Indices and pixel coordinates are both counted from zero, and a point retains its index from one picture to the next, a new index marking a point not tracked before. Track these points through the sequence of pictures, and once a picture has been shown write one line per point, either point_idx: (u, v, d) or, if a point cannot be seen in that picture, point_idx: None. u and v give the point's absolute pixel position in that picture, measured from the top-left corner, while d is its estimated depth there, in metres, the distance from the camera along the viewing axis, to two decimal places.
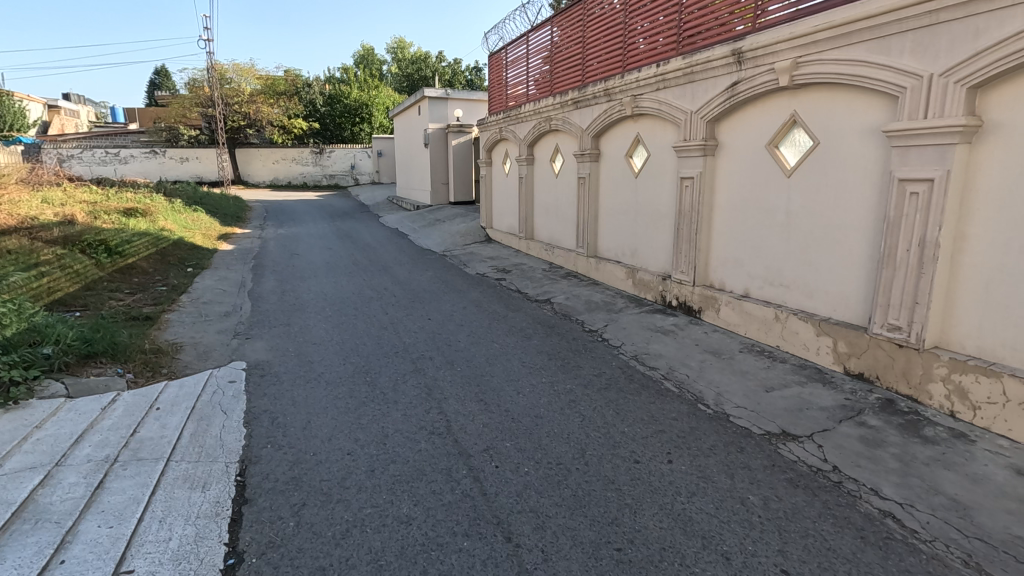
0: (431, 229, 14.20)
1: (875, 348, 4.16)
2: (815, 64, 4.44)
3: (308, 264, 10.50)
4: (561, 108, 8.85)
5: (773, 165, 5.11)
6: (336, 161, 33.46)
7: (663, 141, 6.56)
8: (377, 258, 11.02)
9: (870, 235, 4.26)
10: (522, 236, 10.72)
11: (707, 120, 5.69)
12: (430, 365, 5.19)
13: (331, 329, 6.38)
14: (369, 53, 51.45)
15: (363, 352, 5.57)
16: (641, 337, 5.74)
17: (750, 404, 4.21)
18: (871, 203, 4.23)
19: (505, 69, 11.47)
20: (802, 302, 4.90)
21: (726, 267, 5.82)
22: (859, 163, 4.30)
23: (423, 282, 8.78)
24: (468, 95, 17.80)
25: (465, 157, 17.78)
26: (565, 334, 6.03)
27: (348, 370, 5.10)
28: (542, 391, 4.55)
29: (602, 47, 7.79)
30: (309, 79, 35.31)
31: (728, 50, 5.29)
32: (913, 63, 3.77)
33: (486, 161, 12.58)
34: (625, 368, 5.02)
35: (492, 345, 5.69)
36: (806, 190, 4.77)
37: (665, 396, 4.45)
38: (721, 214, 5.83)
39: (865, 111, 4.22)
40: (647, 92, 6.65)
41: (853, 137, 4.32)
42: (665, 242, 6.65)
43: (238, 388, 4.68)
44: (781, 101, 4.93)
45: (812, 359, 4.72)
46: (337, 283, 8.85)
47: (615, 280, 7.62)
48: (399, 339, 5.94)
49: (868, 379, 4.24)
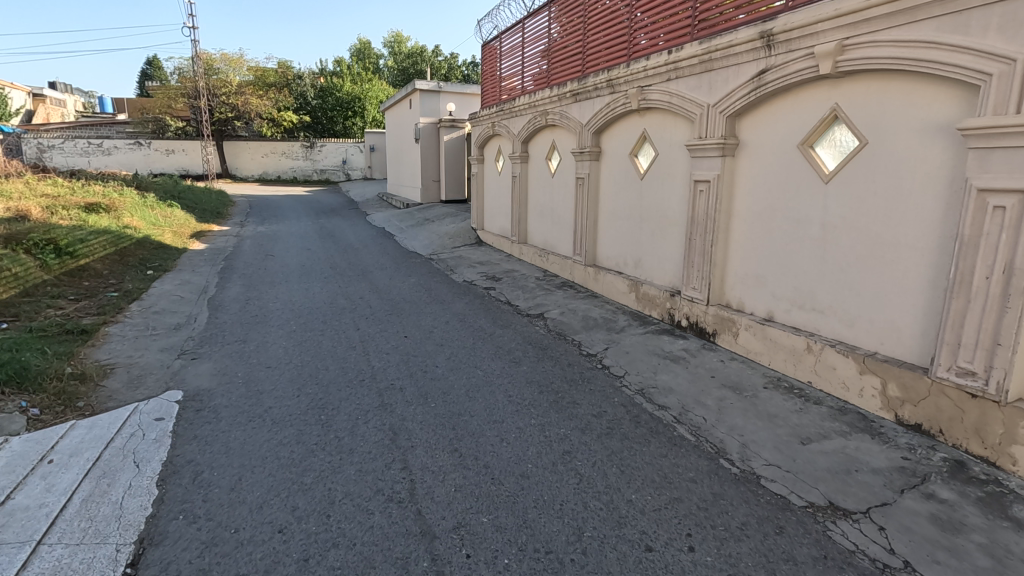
0: (419, 229, 13.37)
1: (937, 396, 3.40)
2: (867, 47, 3.66)
3: (282, 268, 9.67)
4: (558, 101, 8.04)
5: (807, 169, 4.33)
6: (327, 155, 32.47)
7: (673, 139, 5.77)
8: (357, 262, 10.19)
9: (932, 257, 3.49)
10: (515, 240, 9.94)
11: (726, 115, 4.91)
12: (399, 399, 4.38)
13: (292, 348, 5.56)
14: (365, 47, 50.44)
15: (323, 380, 4.76)
16: (647, 365, 4.96)
17: (783, 461, 3.44)
18: (935, 216, 3.46)
19: (499, 59, 10.64)
20: (840, 332, 4.13)
21: (745, 284, 5.03)
22: (919, 168, 3.53)
23: (404, 291, 7.97)
24: (461, 88, 17.01)
25: (458, 153, 16.83)
26: (559, 358, 5.25)
27: (301, 404, 4.29)
28: (531, 438, 3.76)
29: (605, 34, 6.98)
30: (300, 71, 34.32)
31: (755, 32, 4.50)
32: (1001, 44, 3.00)
33: (477, 158, 11.76)
34: (629, 407, 4.25)
35: (475, 373, 4.89)
36: (848, 199, 4.00)
37: (678, 448, 3.67)
38: (740, 224, 5.05)
39: (929, 104, 3.45)
40: (656, 83, 5.84)
41: (912, 136, 3.55)
42: (674, 253, 5.87)
43: (163, 429, 3.88)
44: (818, 92, 4.16)
45: (853, 403, 3.95)
46: (309, 290, 8.02)
47: (617, 293, 6.83)
48: (367, 364, 5.13)
49: (928, 432, 3.48)
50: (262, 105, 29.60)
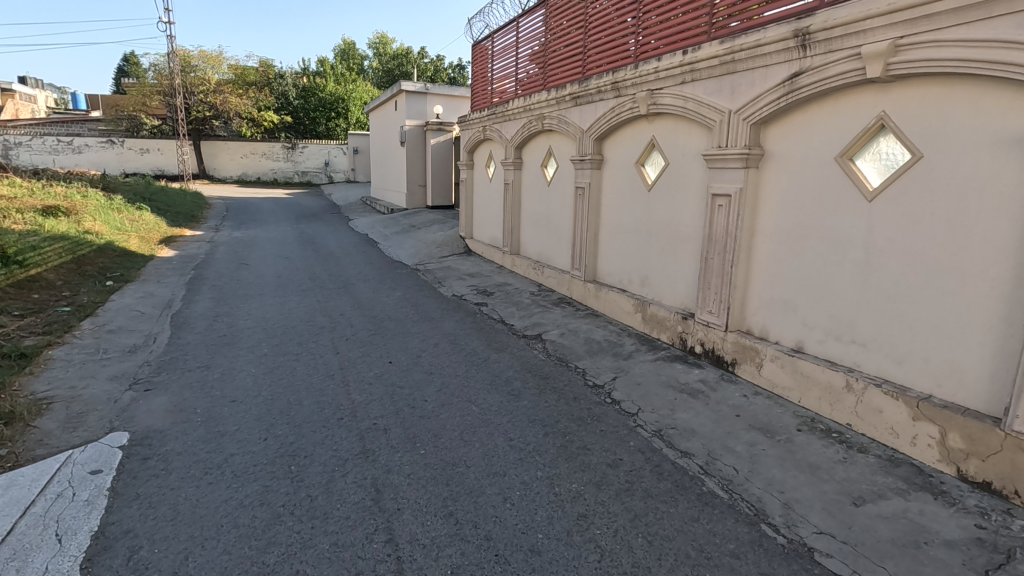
0: (404, 237, 12.75)
1: (1013, 452, 2.94)
2: (926, 47, 3.20)
3: (257, 278, 8.97)
4: (556, 105, 7.51)
5: (846, 184, 3.85)
6: (309, 156, 31.58)
7: (687, 148, 5.28)
8: (338, 272, 9.54)
9: (1006, 289, 3.02)
10: (507, 250, 9.40)
11: (751, 122, 4.42)
12: (382, 444, 3.79)
13: (261, 377, 4.93)
14: (350, 47, 49.60)
15: (295, 418, 4.16)
16: (662, 400, 4.44)
17: (838, 527, 2.93)
18: (1010, 243, 3.00)
19: (490, 60, 10.09)
20: (887, 369, 3.65)
21: (770, 310, 4.55)
22: (990, 187, 3.06)
23: (389, 307, 7.35)
24: (449, 90, 16.45)
25: (445, 157, 16.26)
26: (563, 390, 4.69)
27: (268, 451, 3.67)
28: (539, 498, 3.19)
29: (609, 33, 6.47)
30: (282, 69, 33.38)
31: (789, 30, 4.01)
32: None
33: (466, 164, 11.19)
34: (647, 454, 3.71)
35: (470, 409, 4.32)
36: (897, 220, 3.53)
37: (712, 508, 3.14)
38: (765, 242, 4.56)
39: (1002, 113, 2.99)
40: (668, 86, 5.35)
41: (982, 149, 3.08)
42: (687, 272, 5.38)
43: (99, 486, 3.24)
44: (863, 98, 3.69)
45: (904, 452, 3.47)
46: (284, 306, 7.36)
47: (620, 312, 6.33)
48: (347, 397, 4.52)
49: (1001, 493, 3.01)
50: (242, 105, 28.66)
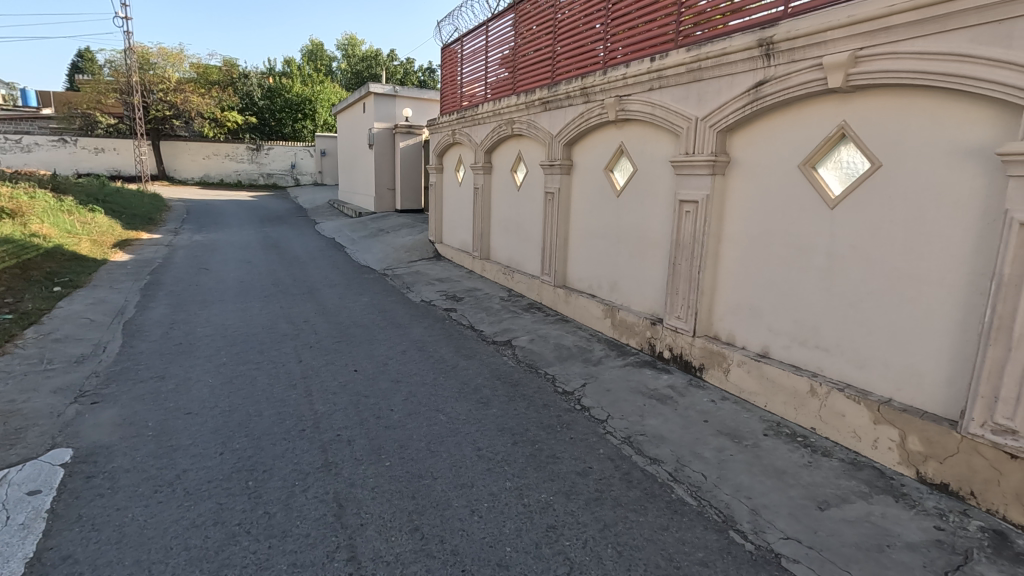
0: (372, 241, 12.53)
1: (969, 454, 3.01)
2: (885, 59, 3.28)
3: (218, 284, 8.66)
4: (525, 110, 7.49)
5: (809, 192, 3.92)
6: (274, 158, 30.87)
7: (655, 154, 5.32)
8: (303, 277, 9.29)
9: (962, 296, 3.11)
10: (476, 255, 9.33)
11: (718, 130, 4.47)
12: (346, 456, 3.66)
13: (219, 388, 4.72)
14: (318, 48, 48.86)
15: (254, 430, 3.98)
16: (631, 406, 4.43)
17: (804, 533, 2.94)
18: (965, 251, 3.08)
19: (460, 64, 10.02)
20: (849, 374, 3.72)
21: (737, 315, 4.59)
22: (946, 196, 3.15)
23: (356, 313, 7.19)
24: (419, 93, 16.29)
25: (414, 160, 16.08)
26: (532, 398, 4.64)
27: (224, 466, 3.50)
28: (507, 509, 3.12)
29: (578, 39, 6.48)
30: (246, 69, 32.54)
31: (753, 39, 4.07)
32: None
33: (436, 167, 11.07)
34: (617, 461, 3.68)
35: (438, 418, 4.22)
36: (858, 227, 3.60)
37: (681, 515, 3.12)
38: (732, 248, 4.61)
39: (957, 125, 3.09)
40: (636, 92, 5.38)
41: (939, 160, 3.16)
42: (656, 278, 5.41)
43: (36, 508, 3.02)
44: (825, 108, 3.76)
45: (866, 455, 3.54)
46: (245, 312, 7.11)
47: (590, 318, 6.32)
48: (310, 408, 4.37)
49: (958, 494, 3.08)
50: (204, 104, 27.82)
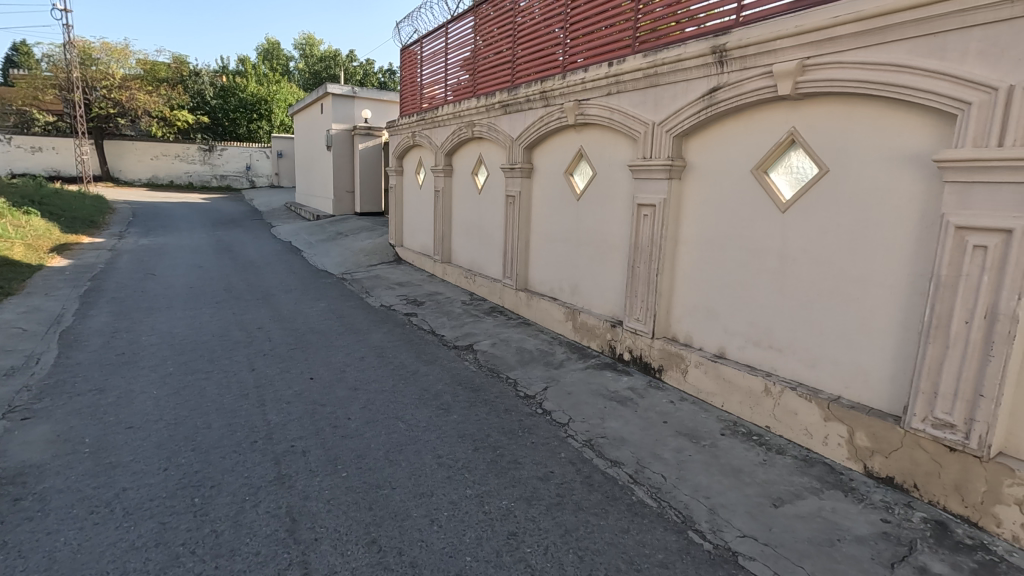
0: (331, 245, 12.25)
1: (912, 448, 3.13)
2: (831, 68, 3.39)
3: (165, 290, 8.27)
4: (486, 112, 7.46)
5: (761, 196, 4.03)
6: (228, 159, 29.87)
7: (614, 158, 5.37)
8: (258, 283, 8.98)
9: (904, 296, 3.24)
10: (438, 259, 9.23)
11: (674, 134, 4.54)
12: (301, 468, 3.53)
13: (165, 400, 4.49)
14: (274, 47, 47.67)
15: (201, 443, 3.80)
16: (592, 409, 4.44)
17: (759, 530, 2.99)
18: (906, 253, 3.21)
19: (420, 66, 9.91)
20: (801, 373, 3.83)
21: (694, 317, 4.67)
22: (888, 201, 3.28)
23: (313, 319, 6.98)
24: (379, 94, 16.04)
25: (374, 162, 15.83)
26: (494, 403, 4.59)
27: (168, 482, 3.32)
28: (467, 518, 3.07)
29: (537, 43, 6.49)
30: (197, 67, 31.40)
31: (707, 46, 4.15)
32: (982, 71, 2.77)
33: (396, 170, 10.90)
34: (578, 465, 3.67)
35: (397, 426, 4.13)
36: (807, 231, 3.71)
37: (641, 517, 3.14)
38: (689, 252, 4.69)
39: (897, 132, 3.21)
40: (595, 97, 5.42)
41: (881, 166, 3.29)
42: (616, 280, 5.45)
43: None
44: (776, 114, 3.87)
45: (817, 451, 3.64)
46: (195, 319, 6.81)
47: (551, 321, 6.33)
48: (263, 418, 4.20)
49: (902, 487, 3.21)
50: (151, 102, 26.61)
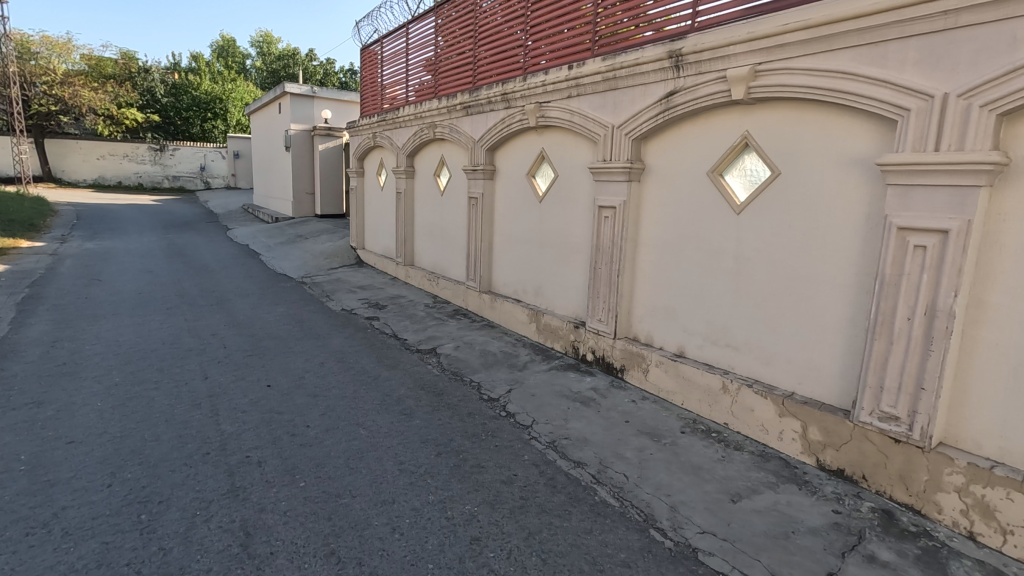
0: (290, 248, 11.94)
1: (861, 441, 3.25)
2: (781, 74, 3.50)
3: (111, 296, 7.89)
4: (447, 114, 7.41)
5: (717, 198, 4.12)
6: (181, 160, 28.80)
7: (575, 160, 5.41)
8: (212, 287, 8.66)
9: (851, 294, 3.36)
10: (400, 261, 9.11)
11: (633, 137, 4.61)
12: (255, 479, 3.41)
13: (110, 412, 4.27)
14: (229, 44, 46.29)
15: (149, 457, 3.62)
16: (556, 410, 4.46)
17: (718, 526, 3.05)
18: (852, 253, 3.34)
19: (381, 66, 9.77)
20: (756, 370, 3.93)
21: (655, 317, 4.74)
22: (835, 203, 3.40)
23: (270, 324, 6.78)
24: (338, 94, 15.75)
25: (335, 163, 15.53)
26: (457, 407, 4.55)
27: (112, 499, 3.16)
28: (430, 524, 3.02)
29: (498, 45, 6.49)
30: (146, 63, 30.12)
31: (663, 51, 4.23)
32: (920, 79, 2.91)
33: (356, 171, 10.71)
34: (542, 467, 3.67)
35: (358, 433, 4.04)
36: (760, 232, 3.82)
37: (604, 517, 3.15)
38: (648, 253, 4.75)
39: (843, 136, 3.34)
40: (555, 99, 5.45)
41: (828, 169, 3.42)
42: (578, 282, 5.49)
43: None
44: (730, 118, 3.97)
45: (772, 446, 3.75)
46: (144, 327, 6.52)
47: (515, 323, 6.33)
48: (216, 429, 4.05)
49: (852, 478, 3.33)
50: (97, 99, 25.35)
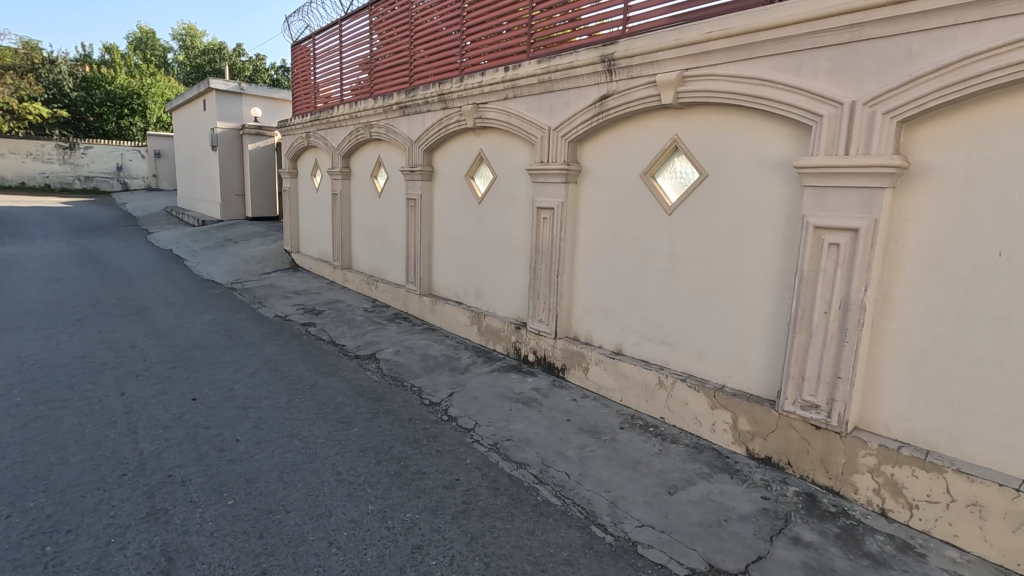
0: (218, 252, 11.33)
1: (785, 429, 3.43)
2: (707, 79, 3.64)
3: (12, 307, 7.20)
4: (383, 114, 7.25)
5: (650, 199, 4.24)
6: (94, 159, 26.69)
7: (513, 162, 5.42)
8: (130, 296, 8.07)
9: (774, 291, 3.54)
10: (337, 265, 8.83)
11: (569, 139, 4.67)
12: (179, 500, 3.19)
13: (10, 435, 3.88)
14: (148, 36, 43.41)
15: (56, 483, 3.31)
16: (498, 412, 4.44)
17: (656, 518, 3.13)
18: (774, 250, 3.52)
19: (313, 63, 9.44)
20: (690, 365, 4.07)
21: (594, 316, 4.82)
22: (759, 204, 3.58)
23: (197, 333, 6.39)
24: (269, 92, 15.09)
25: (266, 164, 14.87)
26: (398, 413, 4.45)
27: (11, 531, 2.86)
28: (370, 535, 2.93)
29: (434, 45, 6.40)
30: (52, 53, 27.77)
31: (596, 55, 4.31)
32: (830, 87, 3.10)
33: (289, 172, 10.30)
34: (485, 470, 3.65)
35: (293, 445, 3.87)
36: (691, 232, 3.96)
37: (547, 517, 3.17)
38: (587, 253, 4.83)
39: (764, 140, 3.52)
40: (493, 100, 5.45)
41: (751, 171, 3.59)
42: (518, 282, 5.51)
43: None
44: (660, 122, 4.09)
45: (706, 438, 3.89)
46: (51, 340, 5.97)
47: (457, 325, 6.27)
48: (134, 448, 3.76)
49: (778, 465, 3.51)
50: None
